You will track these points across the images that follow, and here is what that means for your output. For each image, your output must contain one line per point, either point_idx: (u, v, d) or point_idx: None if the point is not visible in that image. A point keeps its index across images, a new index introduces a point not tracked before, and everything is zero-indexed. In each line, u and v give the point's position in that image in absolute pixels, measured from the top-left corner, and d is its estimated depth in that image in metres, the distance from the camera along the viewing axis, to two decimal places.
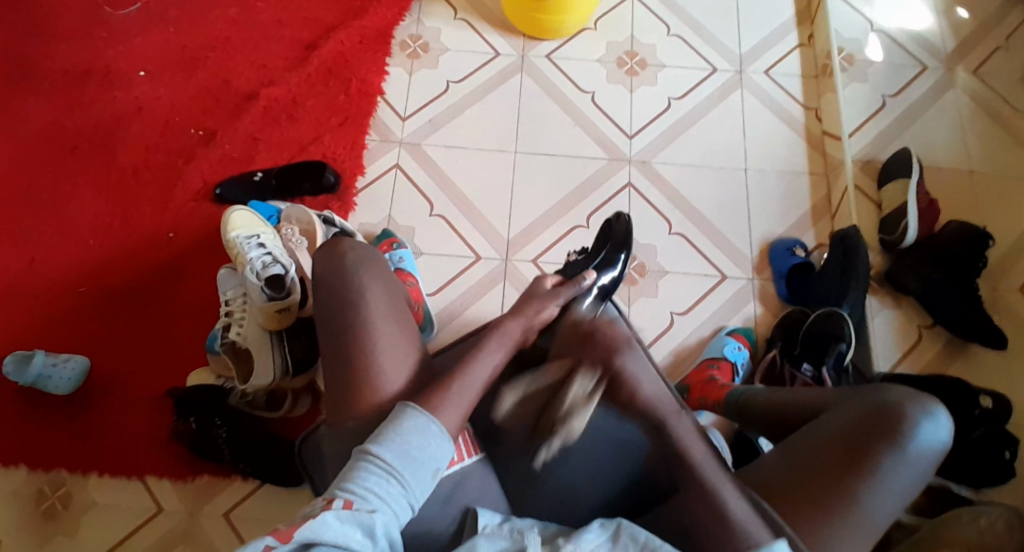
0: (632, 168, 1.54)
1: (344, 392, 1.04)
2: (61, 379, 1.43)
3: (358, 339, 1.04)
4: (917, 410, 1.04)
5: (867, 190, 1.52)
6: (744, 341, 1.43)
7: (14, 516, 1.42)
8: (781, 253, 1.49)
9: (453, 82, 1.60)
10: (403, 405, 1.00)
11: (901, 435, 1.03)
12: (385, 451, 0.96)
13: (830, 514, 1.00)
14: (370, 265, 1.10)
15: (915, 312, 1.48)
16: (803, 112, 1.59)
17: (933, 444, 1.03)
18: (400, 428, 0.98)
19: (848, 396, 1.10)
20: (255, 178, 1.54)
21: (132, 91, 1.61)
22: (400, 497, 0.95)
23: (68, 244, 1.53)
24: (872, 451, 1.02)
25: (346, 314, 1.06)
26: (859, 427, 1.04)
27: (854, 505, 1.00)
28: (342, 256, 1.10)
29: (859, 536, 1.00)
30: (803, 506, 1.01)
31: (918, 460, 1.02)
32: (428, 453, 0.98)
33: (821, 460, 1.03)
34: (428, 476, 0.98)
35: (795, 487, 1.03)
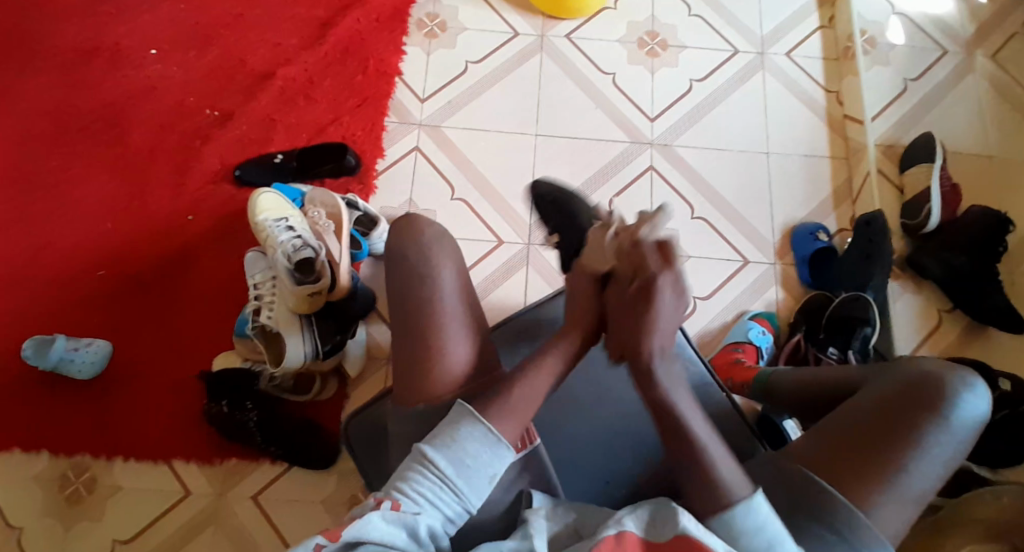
0: (653, 152, 1.53)
1: (413, 373, 1.07)
2: (84, 363, 1.43)
3: (431, 321, 1.08)
4: (957, 383, 1.08)
5: (889, 174, 1.53)
6: (768, 325, 1.45)
7: (39, 501, 1.42)
8: (804, 237, 1.50)
9: (472, 63, 1.58)
10: (460, 405, 1.02)
11: (942, 406, 1.08)
12: (441, 456, 0.98)
13: (876, 482, 1.05)
14: (444, 246, 1.12)
15: (936, 297, 1.52)
16: (825, 95, 1.59)
17: (973, 415, 1.08)
18: (458, 435, 1.00)
19: (882, 371, 1.15)
20: (275, 160, 1.52)
21: (146, 70, 1.58)
22: (451, 503, 0.98)
23: (84, 228, 1.51)
24: (913, 422, 1.07)
25: (418, 292, 1.09)
26: (900, 400, 1.09)
27: (899, 475, 1.05)
28: (420, 233, 1.13)
29: (903, 505, 1.05)
30: (849, 475, 1.06)
31: (958, 431, 1.07)
32: (484, 463, 0.99)
33: (864, 431, 1.08)
34: (483, 483, 0.99)
35: (839, 458, 1.08)
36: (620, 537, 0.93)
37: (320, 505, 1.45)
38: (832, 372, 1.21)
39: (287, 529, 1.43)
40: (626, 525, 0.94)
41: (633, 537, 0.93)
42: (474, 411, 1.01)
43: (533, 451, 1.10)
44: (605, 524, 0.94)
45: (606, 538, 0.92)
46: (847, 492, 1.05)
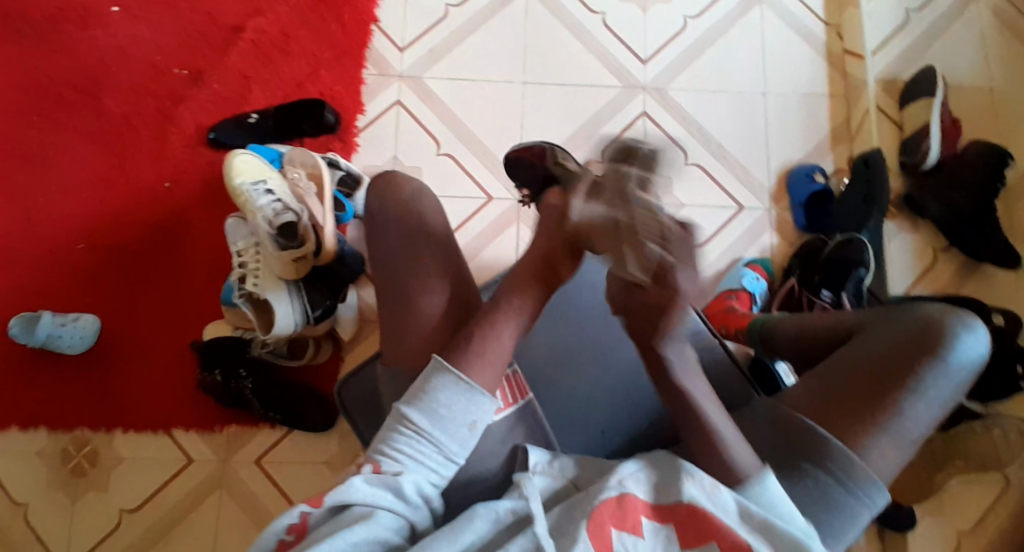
0: (647, 96, 1.47)
1: (399, 330, 1.04)
2: (73, 338, 1.40)
3: (414, 277, 1.05)
4: (956, 324, 1.08)
5: (888, 111, 1.49)
6: (762, 271, 1.43)
7: (42, 476, 1.43)
8: (801, 179, 1.46)
9: (453, 7, 1.50)
10: (433, 360, 0.99)
11: (941, 348, 1.07)
12: (415, 411, 0.97)
13: (874, 423, 1.04)
14: (424, 203, 1.09)
15: (932, 235, 1.49)
16: (825, 29, 1.52)
17: (972, 356, 1.08)
18: (430, 387, 0.98)
19: (881, 314, 1.14)
20: (250, 120, 1.45)
21: (108, 28, 1.50)
22: (434, 455, 0.97)
23: (59, 199, 1.45)
24: (913, 366, 1.06)
25: (399, 252, 1.06)
26: (901, 343, 1.08)
27: (896, 416, 1.05)
28: (399, 191, 1.10)
29: (900, 445, 1.05)
30: (846, 416, 1.06)
31: (957, 371, 1.07)
32: (460, 410, 0.97)
33: (863, 374, 1.07)
34: (463, 430, 0.98)
35: (837, 400, 1.07)
36: (623, 499, 0.92)
37: (324, 465, 1.45)
38: (829, 316, 1.20)
39: (293, 490, 1.44)
40: (629, 487, 0.94)
41: (636, 499, 0.93)
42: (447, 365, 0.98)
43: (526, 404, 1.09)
44: (609, 485, 0.94)
45: (608, 501, 0.92)
46: (844, 433, 1.05)
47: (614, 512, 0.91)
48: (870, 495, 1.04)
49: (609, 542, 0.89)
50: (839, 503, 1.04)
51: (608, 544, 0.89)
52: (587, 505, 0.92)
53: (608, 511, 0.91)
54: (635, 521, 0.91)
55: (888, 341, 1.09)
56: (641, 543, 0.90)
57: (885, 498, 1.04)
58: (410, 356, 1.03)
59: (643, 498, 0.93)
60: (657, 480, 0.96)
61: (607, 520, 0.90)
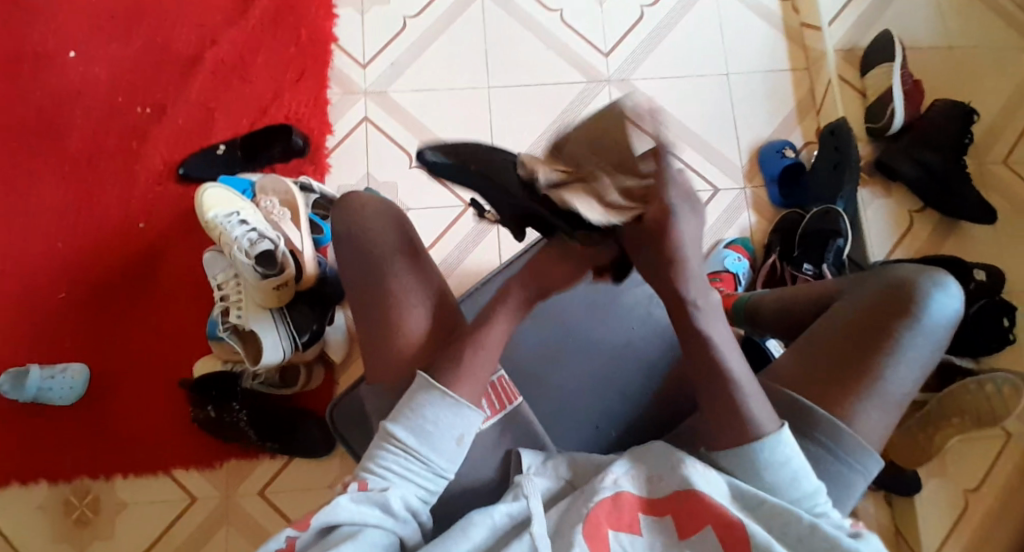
0: (611, 89, 1.48)
1: (376, 350, 1.06)
2: (63, 389, 1.40)
3: (381, 294, 1.06)
4: (929, 284, 1.10)
5: (851, 79, 1.50)
6: (744, 252, 1.45)
7: (46, 528, 1.42)
8: (771, 155, 1.47)
9: (410, 18, 1.49)
10: (419, 377, 0.99)
11: (915, 309, 1.09)
12: (401, 428, 0.97)
13: (858, 391, 1.07)
14: (388, 220, 1.09)
15: (906, 198, 1.49)
16: (780, 4, 1.53)
17: (948, 313, 1.10)
18: (415, 403, 0.98)
19: (856, 280, 1.16)
20: (219, 152, 1.44)
21: (65, 73, 1.48)
22: (421, 470, 0.96)
23: (35, 251, 1.44)
24: (890, 328, 1.09)
25: (372, 272, 1.07)
26: (878, 309, 1.10)
27: (880, 381, 1.08)
28: (361, 211, 1.09)
29: (886, 408, 1.08)
30: (831, 387, 1.09)
31: (932, 331, 1.09)
32: (447, 425, 0.98)
33: (842, 341, 1.10)
34: (450, 445, 0.98)
35: (821, 371, 1.10)
36: (619, 498, 0.93)
37: (328, 489, 1.45)
38: (810, 288, 1.23)
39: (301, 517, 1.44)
40: (624, 486, 0.94)
41: (630, 497, 0.94)
42: (432, 381, 0.99)
43: (515, 409, 1.09)
44: (603, 486, 0.94)
45: (603, 501, 0.93)
46: (831, 404, 1.08)
47: (610, 511, 0.92)
48: (863, 462, 1.07)
49: (606, 543, 0.90)
50: (833, 473, 1.07)
51: (606, 544, 0.90)
52: (582, 509, 0.92)
53: (604, 512, 0.92)
54: (631, 519, 0.92)
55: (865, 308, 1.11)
56: (639, 540, 0.91)
57: (877, 462, 1.08)
58: (403, 374, 1.04)
59: (637, 494, 0.94)
60: (649, 472, 0.96)
61: (603, 520, 0.91)
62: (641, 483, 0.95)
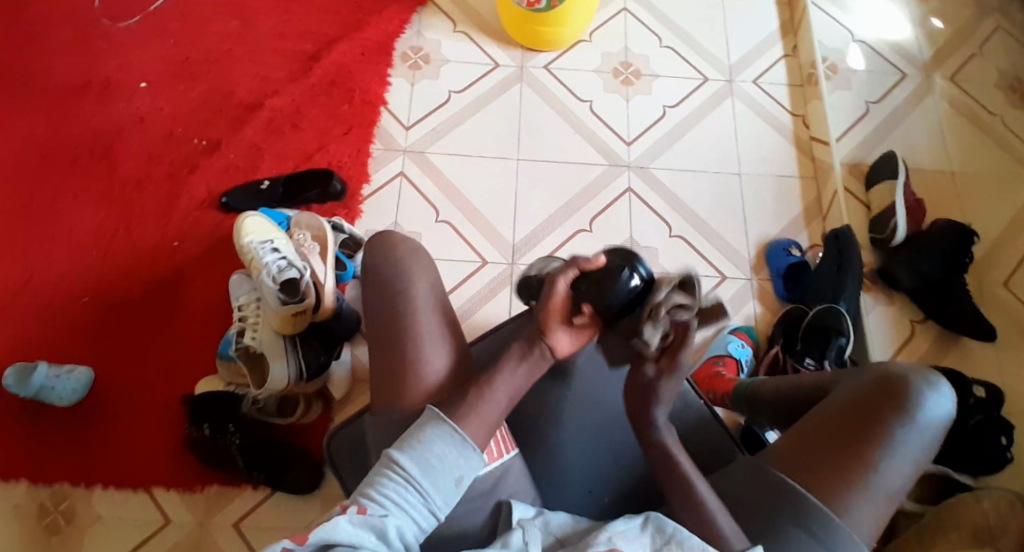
0: (631, 174, 1.58)
1: (390, 384, 1.07)
2: (67, 389, 1.42)
3: (403, 333, 1.08)
4: (923, 384, 1.11)
5: (855, 191, 1.59)
6: (747, 338, 1.49)
7: (14, 531, 1.38)
8: (778, 252, 1.55)
9: (454, 92, 1.63)
10: (430, 411, 1.01)
11: (908, 405, 1.10)
12: (405, 457, 0.97)
13: (850, 479, 1.07)
14: (420, 260, 1.14)
15: (907, 309, 1.54)
16: (791, 119, 1.66)
17: (941, 416, 1.11)
18: (423, 436, 0.99)
19: (851, 375, 1.18)
20: (261, 187, 1.54)
21: (134, 103, 1.62)
22: (418, 505, 0.96)
23: (71, 255, 1.51)
24: (883, 423, 1.09)
25: (395, 303, 1.10)
26: (870, 401, 1.11)
27: (873, 474, 1.08)
28: (395, 246, 1.14)
29: (875, 502, 1.08)
30: (822, 474, 1.09)
31: (925, 429, 1.10)
32: (450, 462, 0.99)
33: (838, 430, 1.10)
34: (449, 485, 0.98)
35: (813, 458, 1.10)
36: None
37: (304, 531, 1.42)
38: (804, 379, 1.23)
39: None
40: (619, 544, 0.96)
41: None
42: (440, 416, 1.01)
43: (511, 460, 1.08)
44: (598, 541, 0.96)
45: None
46: (822, 492, 1.08)
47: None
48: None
49: None
50: None
51: None
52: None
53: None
54: None
55: (858, 398, 1.12)
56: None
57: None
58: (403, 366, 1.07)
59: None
60: (648, 538, 0.98)
61: None
62: (636, 541, 0.97)
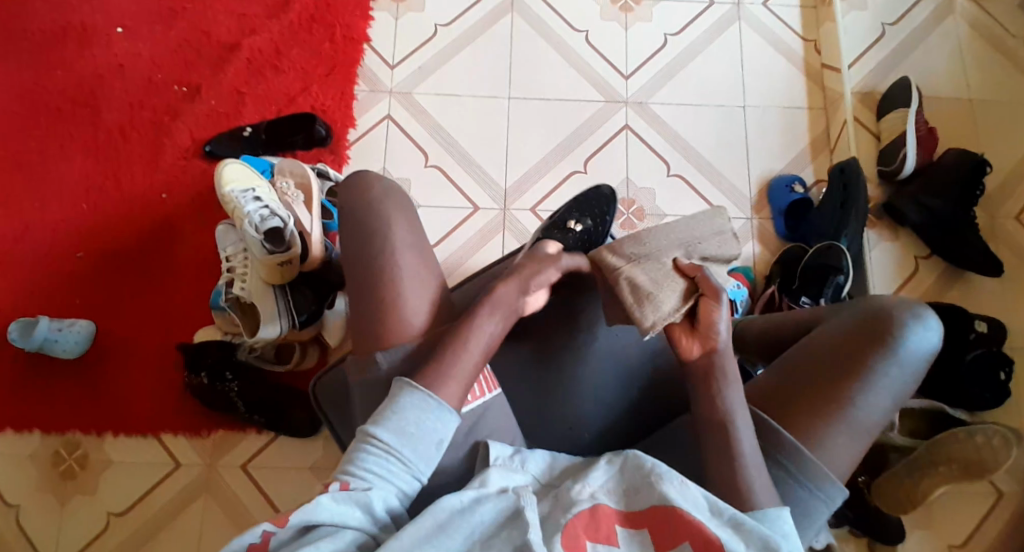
0: (629, 110, 1.52)
1: (370, 329, 1.05)
2: (69, 343, 1.44)
3: (381, 279, 1.05)
4: (908, 315, 1.05)
5: (865, 122, 1.51)
6: (743, 279, 1.43)
7: (33, 478, 1.44)
8: (780, 189, 1.48)
9: (441, 26, 1.56)
10: (398, 381, 0.99)
11: (891, 340, 1.05)
12: (383, 431, 0.95)
13: (826, 412, 1.03)
14: (396, 200, 1.10)
15: (913, 243, 1.47)
16: (802, 45, 1.56)
17: (925, 348, 1.05)
18: (397, 405, 0.97)
19: (839, 308, 1.12)
20: (244, 133, 1.51)
21: (111, 48, 1.57)
22: (402, 471, 0.95)
23: (59, 209, 1.51)
24: (864, 356, 1.04)
25: (371, 251, 1.07)
26: (853, 335, 1.06)
27: (850, 407, 1.03)
28: (369, 189, 1.10)
29: (853, 438, 1.03)
30: (800, 411, 1.04)
31: (908, 362, 1.04)
32: (428, 428, 0.97)
33: (819, 364, 1.05)
34: (431, 450, 0.97)
35: (789, 394, 1.05)
36: (597, 511, 0.93)
37: (309, 470, 1.46)
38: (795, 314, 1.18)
39: (281, 498, 1.44)
40: (601, 500, 0.94)
41: (607, 509, 0.94)
42: (411, 381, 0.99)
43: (493, 399, 1.04)
44: (581, 498, 0.94)
45: (581, 513, 0.92)
46: (797, 429, 1.03)
47: (586, 524, 0.92)
48: (825, 490, 1.02)
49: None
50: (795, 498, 1.03)
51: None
52: (559, 520, 0.92)
53: (581, 523, 0.92)
54: (609, 531, 0.92)
55: (842, 332, 1.07)
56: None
57: (841, 493, 1.03)
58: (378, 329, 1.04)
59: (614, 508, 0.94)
60: (626, 486, 0.96)
61: (582, 532, 0.91)
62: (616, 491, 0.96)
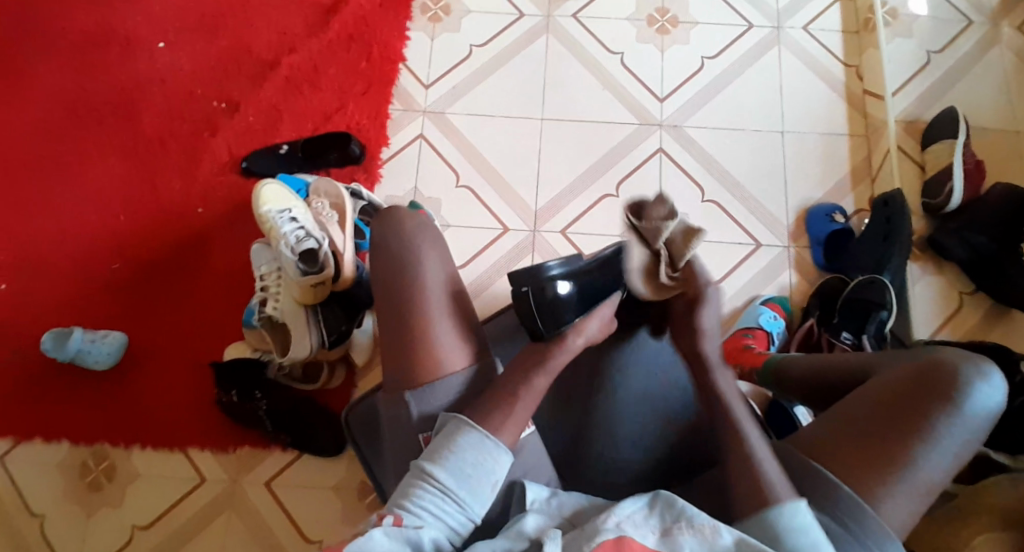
0: (663, 133, 1.50)
1: (404, 359, 1.11)
2: (101, 354, 1.44)
3: (414, 312, 1.12)
4: (973, 373, 1.04)
5: (910, 152, 1.47)
6: (779, 311, 1.40)
7: (60, 487, 1.44)
8: (820, 218, 1.45)
9: (477, 46, 1.56)
10: (455, 418, 1.03)
11: (953, 397, 1.03)
12: (440, 470, 0.99)
13: (884, 469, 1.01)
14: (428, 233, 1.17)
15: (957, 279, 1.43)
16: (844, 70, 1.53)
17: (987, 407, 1.03)
18: (456, 445, 1.01)
19: (896, 358, 1.10)
20: (281, 151, 1.52)
21: (152, 63, 1.60)
22: (454, 508, 0.99)
23: (95, 220, 1.53)
24: (925, 412, 1.03)
25: (405, 282, 1.14)
26: (912, 389, 1.04)
27: (910, 466, 1.01)
28: (404, 224, 1.18)
29: (911, 497, 1.01)
30: (857, 465, 1.02)
31: (970, 421, 1.03)
32: (484, 469, 1.00)
33: (878, 417, 1.04)
34: (485, 491, 1.00)
35: (844, 448, 1.04)
36: (621, 541, 0.91)
37: (333, 490, 1.44)
38: (841, 360, 1.16)
39: (304, 517, 1.43)
40: (628, 530, 0.93)
41: (634, 542, 0.92)
42: (470, 421, 1.03)
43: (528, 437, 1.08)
44: (606, 528, 0.93)
45: (605, 543, 0.91)
46: (854, 483, 1.01)
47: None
48: (884, 548, 0.99)
49: None
50: None
51: None
52: (582, 549, 0.92)
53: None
54: None
55: (900, 385, 1.05)
56: None
57: (899, 551, 1.00)
58: (409, 359, 1.11)
59: (640, 541, 0.93)
60: (657, 522, 0.95)
61: None
62: (645, 523, 0.94)
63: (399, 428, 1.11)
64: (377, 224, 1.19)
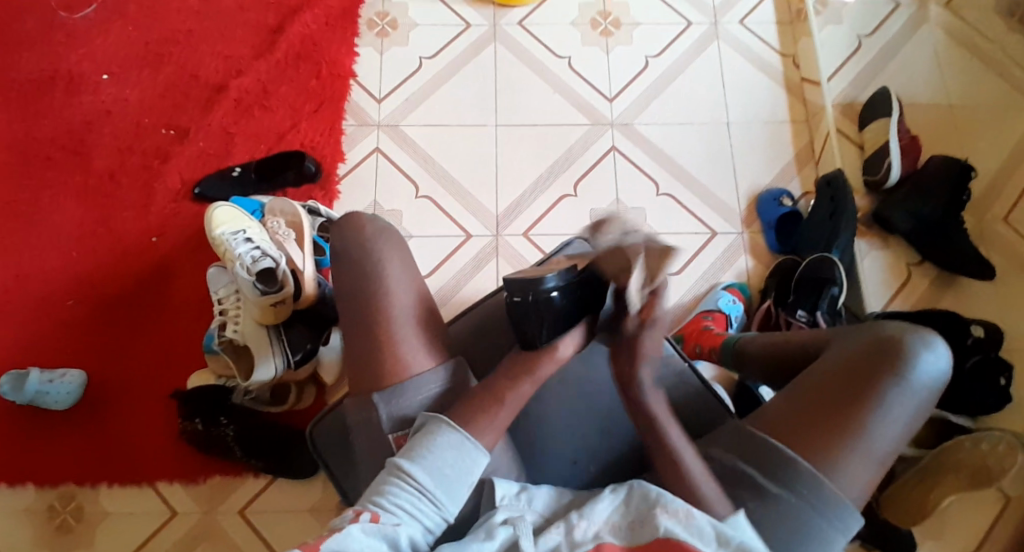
0: (615, 132, 1.54)
1: (372, 367, 1.09)
2: (61, 393, 1.40)
3: (378, 315, 1.11)
4: (919, 342, 1.04)
5: (849, 133, 1.53)
6: (740, 295, 1.43)
7: (27, 533, 1.38)
8: (769, 204, 1.49)
9: (426, 58, 1.59)
10: (434, 419, 1.00)
11: (903, 367, 1.04)
12: (418, 467, 0.96)
13: (841, 439, 1.01)
14: (389, 237, 1.16)
15: (904, 251, 1.48)
16: (781, 60, 1.60)
17: (934, 374, 1.04)
18: (434, 444, 0.98)
19: (846, 333, 1.11)
20: (233, 173, 1.51)
21: (98, 94, 1.58)
22: (429, 508, 0.95)
23: (49, 256, 1.50)
24: (877, 382, 1.03)
25: (369, 291, 1.12)
26: (863, 361, 1.05)
27: (865, 434, 1.01)
28: (362, 229, 1.16)
29: (867, 464, 1.01)
30: (815, 437, 1.02)
31: (919, 388, 1.04)
32: (462, 469, 0.97)
33: (832, 390, 1.04)
34: (462, 490, 0.97)
35: (802, 419, 1.04)
36: (601, 549, 0.91)
37: (309, 513, 1.41)
38: (797, 335, 1.17)
39: (279, 541, 1.39)
40: (606, 537, 0.93)
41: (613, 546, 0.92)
42: (448, 422, 1.00)
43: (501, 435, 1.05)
44: (584, 538, 0.93)
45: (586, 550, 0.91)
46: (813, 456, 1.01)
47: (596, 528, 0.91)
48: (842, 519, 1.00)
49: None
50: (814, 528, 1.00)
51: None
52: None
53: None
54: None
55: (851, 359, 1.06)
56: None
57: (857, 520, 1.01)
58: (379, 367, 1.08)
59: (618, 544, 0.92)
60: (631, 517, 0.94)
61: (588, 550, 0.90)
62: (621, 527, 0.94)
63: (370, 432, 1.08)
64: (330, 233, 1.18)
